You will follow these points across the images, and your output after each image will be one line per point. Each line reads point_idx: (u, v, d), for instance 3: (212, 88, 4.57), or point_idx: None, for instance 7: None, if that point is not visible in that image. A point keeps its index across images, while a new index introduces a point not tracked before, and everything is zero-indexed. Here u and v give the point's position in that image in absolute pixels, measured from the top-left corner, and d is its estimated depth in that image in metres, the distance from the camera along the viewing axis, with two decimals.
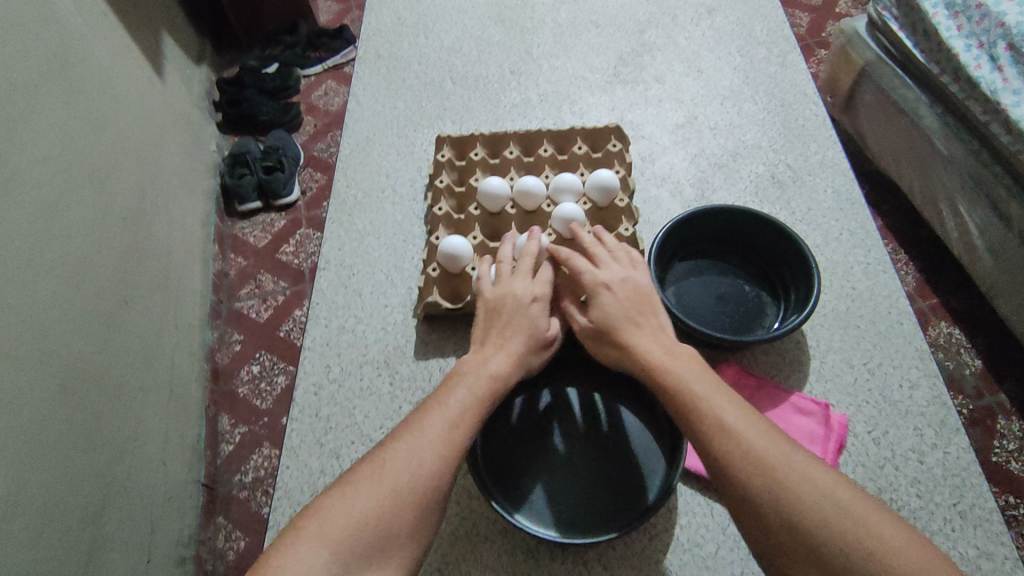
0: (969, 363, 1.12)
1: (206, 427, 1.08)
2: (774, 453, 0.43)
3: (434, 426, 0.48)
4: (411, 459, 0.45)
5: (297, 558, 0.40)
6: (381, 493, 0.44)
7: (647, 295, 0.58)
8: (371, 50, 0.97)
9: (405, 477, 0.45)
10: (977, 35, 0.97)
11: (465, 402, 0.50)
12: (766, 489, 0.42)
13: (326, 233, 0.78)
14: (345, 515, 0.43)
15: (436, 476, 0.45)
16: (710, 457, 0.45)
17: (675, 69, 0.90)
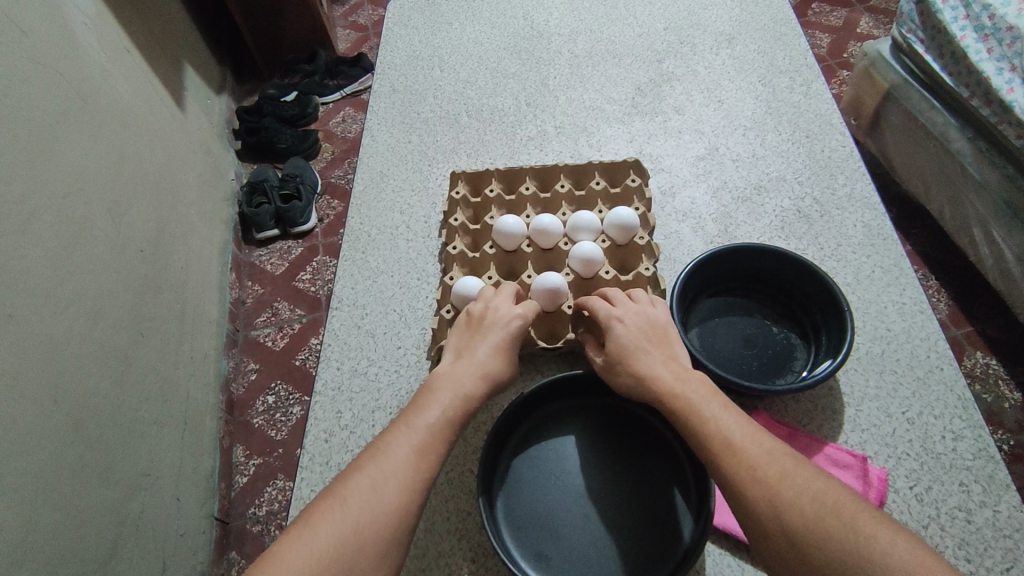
0: (1008, 395, 1.06)
1: (219, 460, 1.06)
2: (811, 503, 0.39)
3: (400, 451, 0.46)
4: (381, 485, 0.43)
5: None
6: (349, 520, 0.41)
7: (662, 329, 0.56)
8: (387, 84, 0.97)
9: (374, 503, 0.42)
10: (1009, 58, 0.94)
11: (436, 422, 0.48)
12: (805, 543, 0.38)
13: (339, 271, 0.77)
14: (313, 544, 0.40)
15: (405, 500, 0.43)
16: (750, 515, 0.41)
17: (694, 99, 0.88)
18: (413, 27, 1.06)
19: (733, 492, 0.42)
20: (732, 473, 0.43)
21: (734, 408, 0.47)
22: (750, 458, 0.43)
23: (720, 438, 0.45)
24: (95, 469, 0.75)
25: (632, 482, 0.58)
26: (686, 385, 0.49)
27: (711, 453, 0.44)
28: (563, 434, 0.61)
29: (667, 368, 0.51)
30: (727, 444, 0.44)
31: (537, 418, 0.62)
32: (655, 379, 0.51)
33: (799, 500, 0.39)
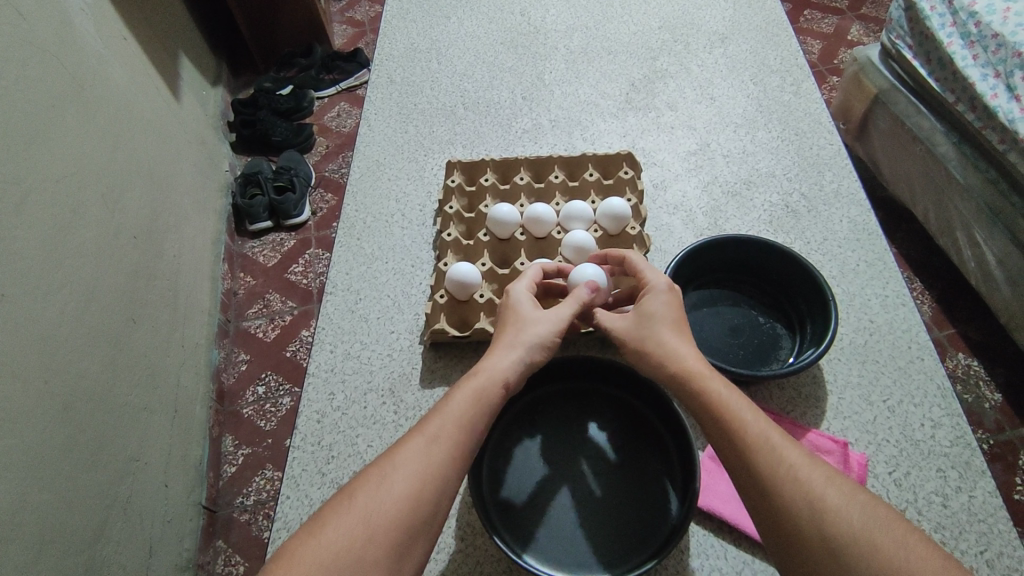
0: (987, 396, 1.09)
1: (208, 448, 1.07)
2: (856, 515, 0.38)
3: (439, 447, 0.45)
4: (420, 468, 0.43)
5: None
6: (392, 504, 0.41)
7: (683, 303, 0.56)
8: (384, 75, 0.98)
9: (414, 487, 0.42)
10: (993, 64, 0.96)
11: (469, 400, 0.48)
12: (843, 551, 0.37)
13: (334, 256, 0.77)
14: (352, 528, 0.40)
15: (442, 482, 0.43)
16: (778, 513, 0.40)
17: (687, 96, 0.89)
18: (411, 20, 1.07)
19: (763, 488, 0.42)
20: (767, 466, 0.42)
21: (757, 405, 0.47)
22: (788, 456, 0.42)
23: (760, 437, 0.44)
24: (83, 452, 0.75)
25: (620, 466, 0.59)
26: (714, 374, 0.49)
27: (745, 445, 0.44)
28: (555, 417, 0.62)
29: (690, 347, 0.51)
30: (766, 442, 0.43)
31: (528, 401, 0.63)
32: (680, 356, 0.50)
33: (841, 504, 0.39)
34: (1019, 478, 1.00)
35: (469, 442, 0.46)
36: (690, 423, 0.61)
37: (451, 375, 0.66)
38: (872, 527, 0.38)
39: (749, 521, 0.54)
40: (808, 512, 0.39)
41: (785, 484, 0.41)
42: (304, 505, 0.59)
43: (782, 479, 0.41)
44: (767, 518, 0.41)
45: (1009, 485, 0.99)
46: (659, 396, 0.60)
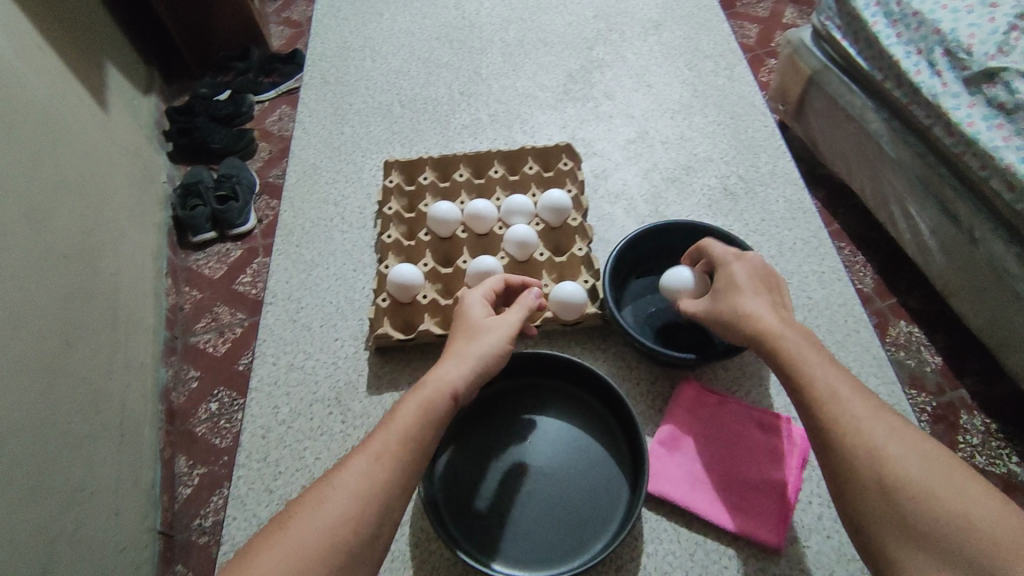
0: (929, 360, 1.13)
1: (161, 471, 1.03)
2: (919, 461, 0.40)
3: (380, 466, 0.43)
4: (360, 488, 0.42)
5: None
6: (322, 530, 0.40)
7: (771, 276, 0.56)
8: (318, 76, 0.95)
9: (351, 510, 0.41)
10: (916, 42, 1.01)
11: (416, 414, 0.46)
12: (903, 495, 0.39)
13: (273, 265, 0.75)
14: (281, 556, 0.38)
15: (378, 503, 0.42)
16: (840, 458, 0.42)
17: (623, 85, 0.90)
18: (343, 18, 1.04)
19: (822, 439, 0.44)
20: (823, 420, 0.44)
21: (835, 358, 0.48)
22: (848, 408, 0.44)
23: (825, 389, 0.45)
24: (22, 486, 0.71)
25: (572, 459, 0.59)
26: (787, 328, 0.50)
27: (814, 398, 0.45)
28: (506, 413, 0.62)
29: (771, 310, 0.52)
30: (831, 393, 0.45)
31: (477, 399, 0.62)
32: (760, 318, 0.51)
33: (903, 451, 0.41)
34: (961, 436, 1.05)
35: (408, 457, 0.44)
36: (639, 410, 0.62)
37: (399, 379, 0.65)
38: (933, 470, 0.39)
39: (700, 502, 0.55)
40: (869, 458, 0.41)
41: (850, 432, 0.43)
42: (252, 525, 0.57)
43: (847, 428, 0.43)
44: (832, 465, 0.43)
45: (952, 444, 1.04)
46: (609, 390, 0.60)
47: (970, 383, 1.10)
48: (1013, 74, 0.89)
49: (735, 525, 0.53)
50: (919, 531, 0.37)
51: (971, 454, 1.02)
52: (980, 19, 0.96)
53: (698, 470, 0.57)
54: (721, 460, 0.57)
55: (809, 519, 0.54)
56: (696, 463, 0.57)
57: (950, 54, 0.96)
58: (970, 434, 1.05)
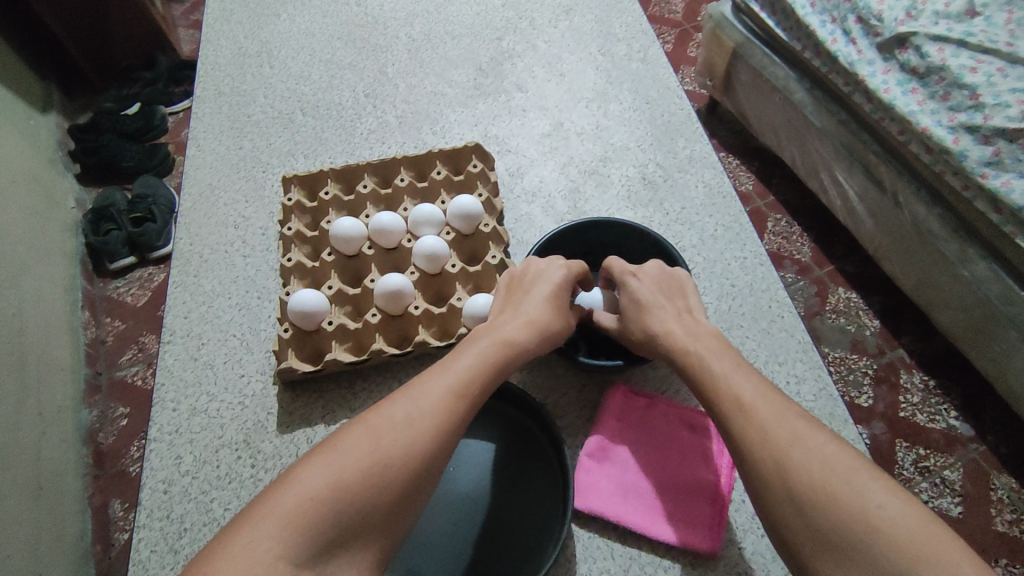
0: (867, 324, 1.15)
1: (90, 522, 0.97)
2: (819, 466, 0.38)
3: (438, 398, 0.43)
4: (419, 417, 0.42)
5: (265, 521, 0.35)
6: (372, 459, 0.39)
7: (677, 284, 0.57)
8: (211, 87, 0.88)
9: (413, 435, 0.41)
10: (829, 10, 1.00)
11: (472, 361, 0.47)
12: (808, 506, 0.37)
13: (169, 300, 0.69)
14: (335, 471, 0.38)
15: (428, 453, 0.41)
16: (749, 473, 0.41)
17: (536, 75, 0.86)
18: (237, 22, 0.97)
19: (736, 451, 0.43)
20: (735, 430, 0.43)
21: (746, 362, 0.48)
22: (758, 415, 0.43)
23: (732, 399, 0.44)
24: None
25: (501, 478, 0.55)
26: (697, 340, 0.50)
27: (723, 414, 0.44)
28: None
29: (679, 323, 0.53)
30: (737, 404, 0.44)
31: None
32: (669, 335, 0.52)
33: (806, 457, 0.39)
34: (902, 397, 1.06)
35: (460, 414, 0.44)
36: (565, 421, 0.59)
37: (311, 414, 0.60)
38: (836, 472, 0.38)
39: (631, 514, 0.53)
40: (773, 471, 0.40)
41: (756, 447, 0.41)
42: None
43: (753, 442, 0.41)
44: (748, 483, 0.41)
45: (895, 405, 1.06)
46: (536, 407, 0.57)
47: (907, 342, 1.12)
48: (922, 38, 0.90)
49: (667, 534, 0.51)
50: (835, 538, 0.36)
51: (914, 412, 1.05)
52: None
53: (628, 480, 0.54)
54: (651, 467, 0.55)
55: (742, 519, 0.53)
56: (626, 473, 0.55)
57: (862, 21, 0.96)
58: (910, 393, 1.07)
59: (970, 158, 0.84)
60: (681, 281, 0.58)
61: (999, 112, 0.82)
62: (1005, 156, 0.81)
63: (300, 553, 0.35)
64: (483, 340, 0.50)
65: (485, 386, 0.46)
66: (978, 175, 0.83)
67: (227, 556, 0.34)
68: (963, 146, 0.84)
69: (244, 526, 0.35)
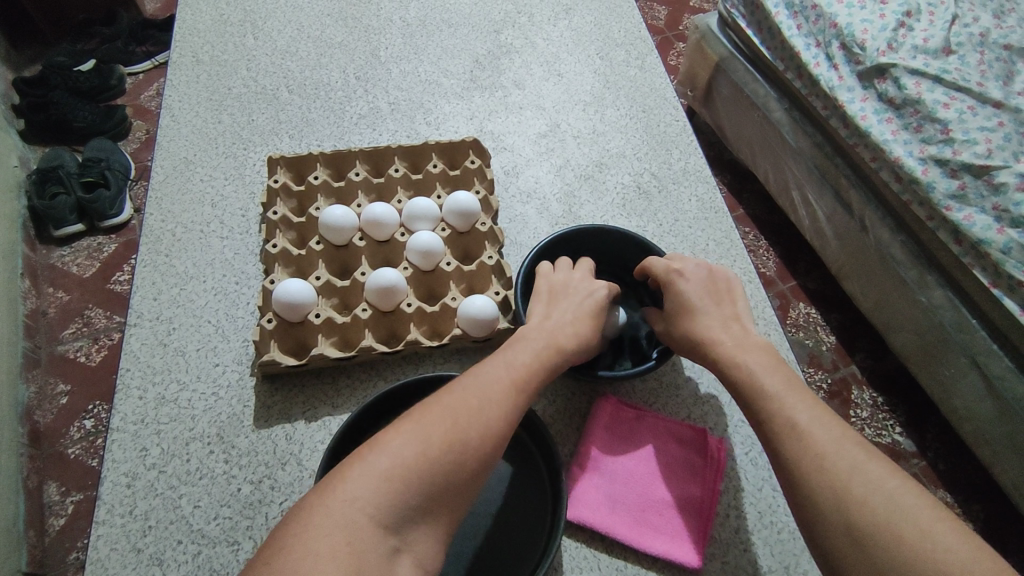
0: (825, 339, 1.19)
1: (25, 503, 0.89)
2: (882, 501, 0.38)
3: (501, 384, 0.45)
4: (489, 400, 0.44)
5: (356, 488, 0.36)
6: (450, 433, 0.40)
7: (724, 286, 0.56)
8: (188, 54, 0.83)
9: (485, 417, 0.43)
10: (814, 35, 1.02)
11: (528, 353, 0.49)
12: (864, 537, 0.37)
13: (137, 280, 0.65)
14: (420, 442, 0.39)
15: (496, 436, 0.42)
16: (797, 487, 0.41)
17: (534, 73, 0.85)
18: None
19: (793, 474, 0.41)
20: (786, 453, 0.43)
21: (799, 383, 0.47)
22: (818, 443, 0.42)
23: (784, 418, 0.44)
24: None
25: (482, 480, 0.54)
26: (748, 352, 0.50)
27: (775, 430, 0.44)
28: None
29: (726, 332, 0.53)
30: (792, 425, 0.43)
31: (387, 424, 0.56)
32: (718, 343, 0.52)
33: (867, 487, 0.39)
34: (853, 411, 1.11)
35: (522, 401, 0.45)
36: (555, 430, 0.59)
37: (291, 409, 0.58)
38: (897, 504, 0.37)
39: (618, 526, 0.53)
40: (831, 496, 0.39)
41: (811, 470, 0.41)
42: None
43: (809, 463, 0.41)
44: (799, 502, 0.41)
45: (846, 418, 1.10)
46: (528, 413, 0.56)
47: (860, 359, 1.17)
48: (901, 71, 0.93)
49: (653, 547, 0.52)
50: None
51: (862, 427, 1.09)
52: (872, 15, 0.99)
53: (616, 491, 0.54)
54: (638, 478, 0.55)
55: (726, 533, 0.54)
56: (613, 484, 0.55)
57: (845, 48, 0.98)
58: (860, 408, 1.12)
59: (937, 190, 0.87)
60: (727, 280, 0.58)
61: (967, 148, 0.86)
62: (970, 191, 0.85)
63: (389, 514, 0.36)
64: (535, 339, 0.51)
65: (539, 380, 0.48)
66: (943, 207, 0.87)
67: (324, 514, 0.35)
68: (932, 178, 0.88)
69: (337, 485, 0.37)
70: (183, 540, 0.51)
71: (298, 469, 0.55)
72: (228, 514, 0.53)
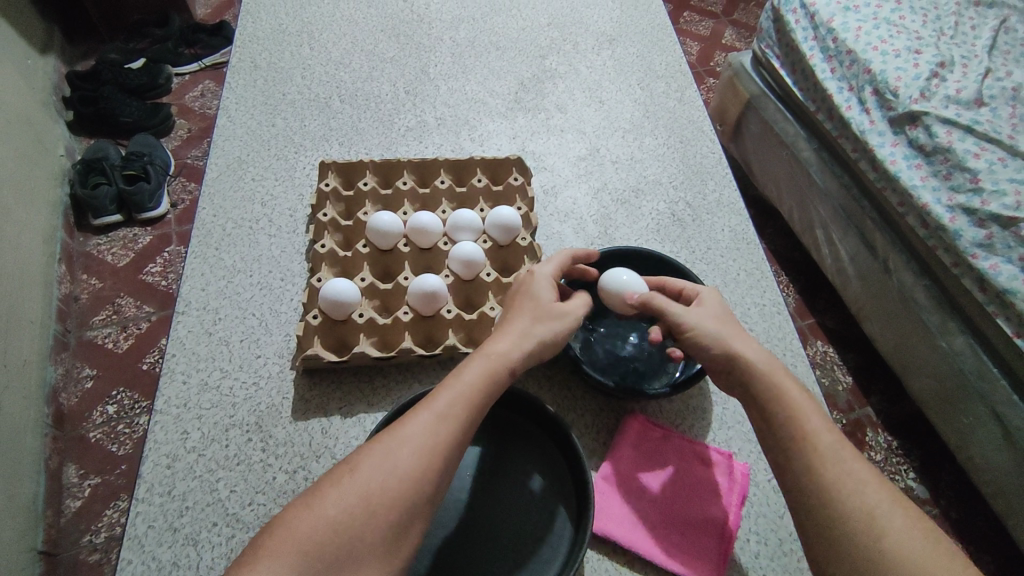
0: (841, 380, 1.20)
1: (44, 483, 0.91)
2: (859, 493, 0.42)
3: (419, 421, 0.44)
4: (405, 445, 0.42)
5: (258, 567, 0.37)
6: (354, 494, 0.40)
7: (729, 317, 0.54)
8: (247, 59, 0.87)
9: (396, 465, 0.41)
10: (848, 79, 1.05)
11: (467, 379, 0.47)
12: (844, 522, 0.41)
13: (187, 269, 0.67)
14: (325, 509, 0.39)
15: (410, 483, 0.41)
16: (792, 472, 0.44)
17: (576, 98, 0.88)
18: None
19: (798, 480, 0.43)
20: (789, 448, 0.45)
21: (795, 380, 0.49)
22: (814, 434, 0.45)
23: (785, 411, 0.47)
24: None
25: (511, 488, 0.56)
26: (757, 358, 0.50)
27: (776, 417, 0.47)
28: None
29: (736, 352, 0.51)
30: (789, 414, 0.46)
31: None
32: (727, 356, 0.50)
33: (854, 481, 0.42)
34: (867, 453, 1.11)
35: (444, 434, 0.43)
36: (583, 444, 0.60)
37: (329, 405, 0.59)
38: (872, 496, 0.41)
39: (642, 542, 0.53)
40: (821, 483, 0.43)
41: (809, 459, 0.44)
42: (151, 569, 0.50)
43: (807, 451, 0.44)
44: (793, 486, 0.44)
45: None
46: (557, 425, 0.57)
47: (876, 402, 1.17)
48: (933, 119, 0.95)
49: (676, 564, 0.53)
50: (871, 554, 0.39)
51: None
52: (906, 63, 1.01)
53: (640, 507, 0.55)
54: (662, 496, 0.56)
55: (745, 558, 0.54)
56: (638, 500, 0.56)
57: (878, 94, 1.01)
58: (874, 451, 1.11)
59: (964, 238, 0.88)
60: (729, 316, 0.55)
61: (996, 199, 0.87)
62: (997, 241, 0.86)
63: None
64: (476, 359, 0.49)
65: (473, 406, 0.46)
66: (969, 254, 0.88)
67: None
68: (959, 226, 0.89)
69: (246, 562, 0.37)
70: (218, 523, 0.53)
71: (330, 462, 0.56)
72: (261, 500, 0.54)
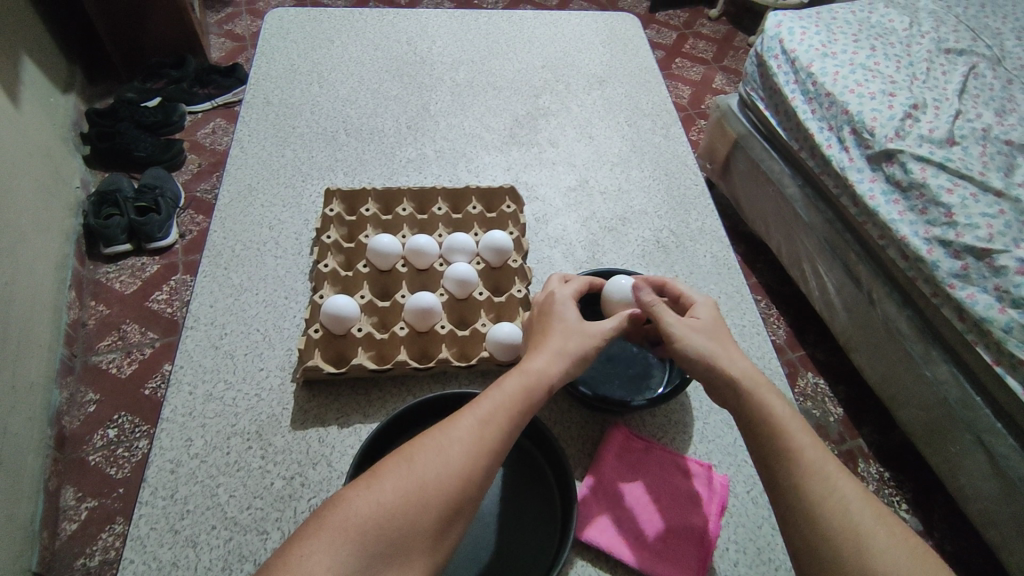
0: (832, 411, 1.22)
1: (43, 504, 0.93)
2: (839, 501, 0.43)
3: (466, 423, 0.45)
4: (453, 444, 0.44)
5: (313, 550, 0.37)
6: (407, 487, 0.41)
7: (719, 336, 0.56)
8: (260, 96, 0.93)
9: (446, 461, 0.43)
10: (828, 119, 1.11)
11: (507, 388, 0.48)
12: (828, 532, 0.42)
13: (197, 286, 0.71)
14: (377, 498, 0.40)
15: (461, 478, 0.43)
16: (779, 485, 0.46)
17: (567, 134, 0.93)
18: (292, 41, 1.03)
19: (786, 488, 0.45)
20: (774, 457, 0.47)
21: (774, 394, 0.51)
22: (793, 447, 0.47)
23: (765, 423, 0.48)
24: None
25: (501, 497, 0.58)
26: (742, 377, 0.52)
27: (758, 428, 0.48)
28: None
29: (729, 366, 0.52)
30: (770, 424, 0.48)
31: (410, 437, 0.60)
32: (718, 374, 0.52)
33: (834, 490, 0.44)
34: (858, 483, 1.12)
35: (491, 436, 0.45)
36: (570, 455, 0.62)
37: (326, 416, 0.62)
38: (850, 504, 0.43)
39: (624, 549, 0.55)
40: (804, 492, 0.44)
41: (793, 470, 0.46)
42: (151, 569, 0.52)
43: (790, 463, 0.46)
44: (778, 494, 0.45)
45: None
46: (547, 437, 0.59)
47: (866, 433, 1.19)
48: (907, 156, 1.00)
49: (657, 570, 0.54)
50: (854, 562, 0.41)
51: None
52: (881, 105, 1.07)
53: (623, 515, 0.57)
54: (644, 505, 0.58)
55: (725, 566, 0.56)
56: (621, 509, 0.58)
57: (856, 133, 1.06)
58: (866, 481, 1.12)
59: (941, 269, 0.92)
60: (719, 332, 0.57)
61: (970, 232, 0.92)
62: (973, 272, 0.90)
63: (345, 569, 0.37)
64: (513, 373, 0.50)
65: (514, 416, 0.47)
66: (947, 284, 0.91)
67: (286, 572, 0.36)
68: (936, 257, 0.93)
69: (296, 545, 0.38)
70: (217, 526, 0.55)
71: (326, 470, 0.59)
72: (259, 505, 0.57)
